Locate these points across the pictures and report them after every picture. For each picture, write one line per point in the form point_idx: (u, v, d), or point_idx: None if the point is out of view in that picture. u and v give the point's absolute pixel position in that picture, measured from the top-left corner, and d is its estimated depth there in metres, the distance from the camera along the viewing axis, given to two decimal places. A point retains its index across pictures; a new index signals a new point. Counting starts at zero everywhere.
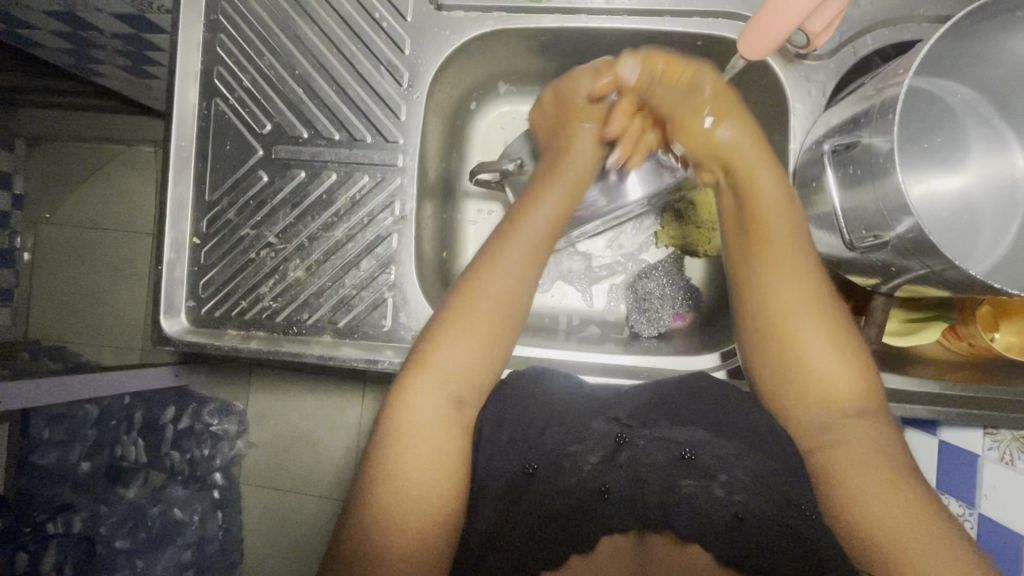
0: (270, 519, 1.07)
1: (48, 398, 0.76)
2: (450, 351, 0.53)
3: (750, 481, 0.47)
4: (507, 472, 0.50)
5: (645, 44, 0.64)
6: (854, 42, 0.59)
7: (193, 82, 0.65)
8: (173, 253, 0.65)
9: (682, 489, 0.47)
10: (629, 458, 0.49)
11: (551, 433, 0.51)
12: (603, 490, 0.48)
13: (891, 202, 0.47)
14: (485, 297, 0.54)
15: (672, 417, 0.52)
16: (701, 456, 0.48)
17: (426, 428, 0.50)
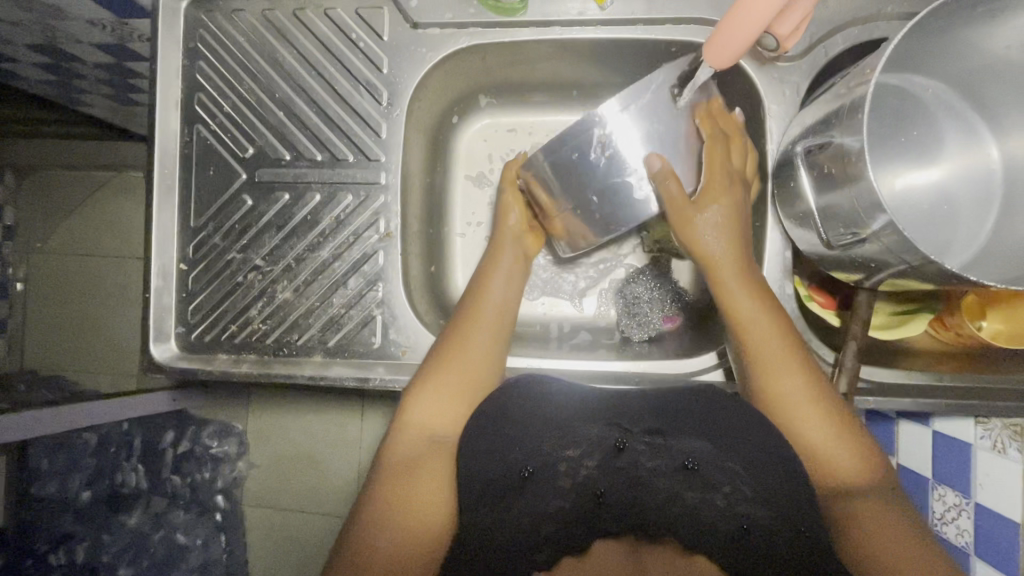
0: (273, 540, 1.05)
1: (41, 428, 0.77)
2: (429, 406, 0.56)
3: (751, 493, 0.48)
4: (502, 478, 0.51)
5: (621, 51, 0.65)
6: (825, 42, 0.59)
7: (174, 109, 0.66)
8: (161, 280, 0.65)
9: (684, 500, 0.50)
10: (629, 462, 0.51)
11: (549, 440, 0.52)
12: (599, 495, 0.52)
13: (864, 200, 0.47)
14: (455, 359, 0.57)
15: (676, 423, 0.51)
16: (703, 467, 0.50)
17: (408, 471, 0.53)
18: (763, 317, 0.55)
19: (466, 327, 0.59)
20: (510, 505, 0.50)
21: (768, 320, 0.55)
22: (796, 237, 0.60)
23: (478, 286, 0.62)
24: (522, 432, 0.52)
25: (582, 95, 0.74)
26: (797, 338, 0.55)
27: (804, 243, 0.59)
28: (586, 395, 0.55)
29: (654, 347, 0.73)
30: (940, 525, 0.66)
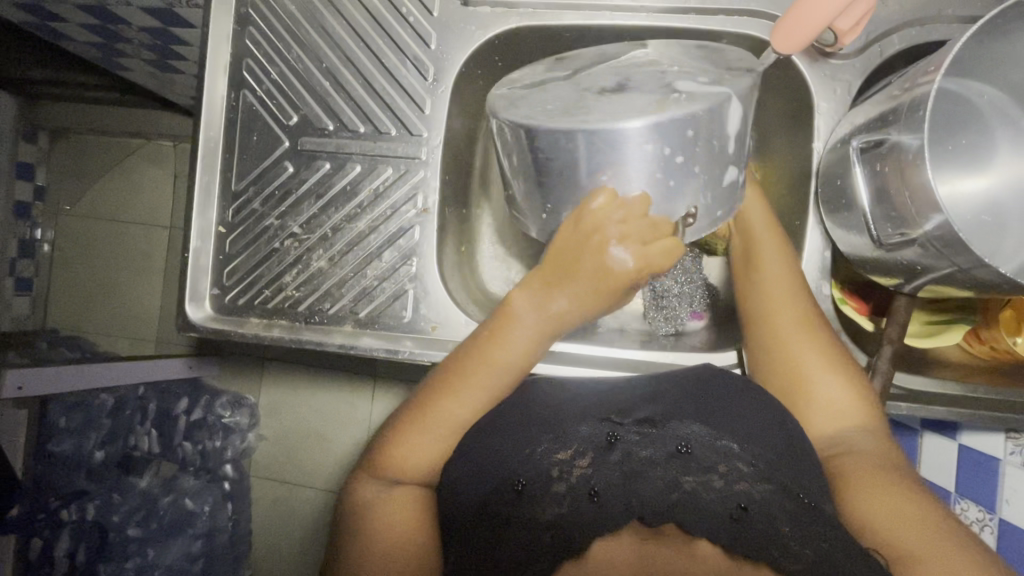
0: (280, 511, 1.07)
1: (62, 385, 0.80)
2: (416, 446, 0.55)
3: (749, 467, 0.48)
4: (494, 488, 0.51)
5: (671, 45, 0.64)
6: (880, 42, 0.58)
7: (223, 73, 0.66)
8: (199, 241, 0.66)
9: (682, 486, 0.47)
10: (621, 456, 0.49)
11: (540, 444, 0.51)
12: (593, 492, 0.47)
13: (917, 201, 0.46)
14: (459, 399, 0.55)
15: (668, 413, 0.52)
16: (696, 450, 0.49)
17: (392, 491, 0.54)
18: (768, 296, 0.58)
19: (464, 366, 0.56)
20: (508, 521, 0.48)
21: (789, 309, 0.56)
22: (837, 237, 0.60)
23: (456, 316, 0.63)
24: (522, 429, 0.53)
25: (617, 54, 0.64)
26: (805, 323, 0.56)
27: (845, 244, 0.59)
28: (585, 397, 0.56)
29: (680, 342, 0.73)
30: None
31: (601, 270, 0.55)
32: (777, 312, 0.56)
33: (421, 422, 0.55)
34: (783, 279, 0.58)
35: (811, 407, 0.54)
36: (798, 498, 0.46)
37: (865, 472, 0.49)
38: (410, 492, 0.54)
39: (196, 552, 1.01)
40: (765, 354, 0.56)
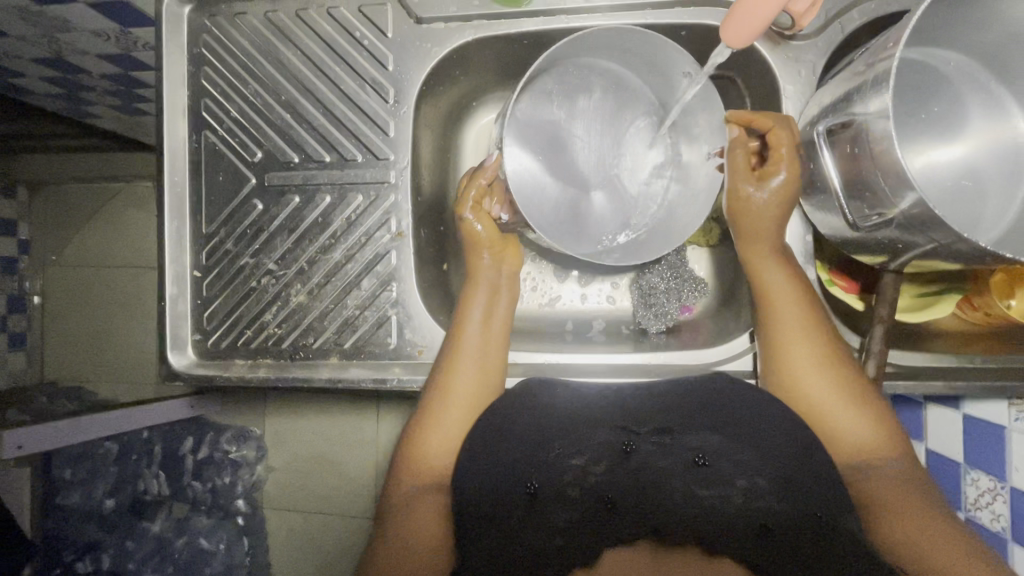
0: (294, 543, 1.05)
1: (62, 440, 0.79)
2: (432, 444, 0.55)
3: (767, 484, 0.47)
4: (507, 494, 0.50)
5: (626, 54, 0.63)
6: (841, 19, 0.57)
7: (182, 116, 0.65)
8: (175, 288, 0.65)
9: (702, 500, 0.48)
10: (639, 463, 0.50)
11: (558, 446, 0.51)
12: (610, 502, 0.50)
13: (889, 179, 0.45)
14: (454, 400, 0.56)
15: (685, 421, 0.51)
16: (716, 462, 0.49)
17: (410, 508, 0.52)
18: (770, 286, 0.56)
19: (453, 368, 0.58)
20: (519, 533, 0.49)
21: (797, 327, 0.54)
22: (817, 220, 0.59)
23: (454, 332, 0.60)
24: (530, 432, 0.53)
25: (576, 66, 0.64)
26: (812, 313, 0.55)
27: (826, 227, 0.58)
28: (592, 400, 0.55)
29: (672, 338, 0.72)
30: (970, 510, 0.66)
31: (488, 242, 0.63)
32: (782, 328, 0.55)
33: (432, 422, 0.56)
34: (790, 295, 0.55)
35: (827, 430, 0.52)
36: (808, 515, 0.46)
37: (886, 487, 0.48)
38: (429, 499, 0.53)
39: None
40: (775, 375, 0.55)
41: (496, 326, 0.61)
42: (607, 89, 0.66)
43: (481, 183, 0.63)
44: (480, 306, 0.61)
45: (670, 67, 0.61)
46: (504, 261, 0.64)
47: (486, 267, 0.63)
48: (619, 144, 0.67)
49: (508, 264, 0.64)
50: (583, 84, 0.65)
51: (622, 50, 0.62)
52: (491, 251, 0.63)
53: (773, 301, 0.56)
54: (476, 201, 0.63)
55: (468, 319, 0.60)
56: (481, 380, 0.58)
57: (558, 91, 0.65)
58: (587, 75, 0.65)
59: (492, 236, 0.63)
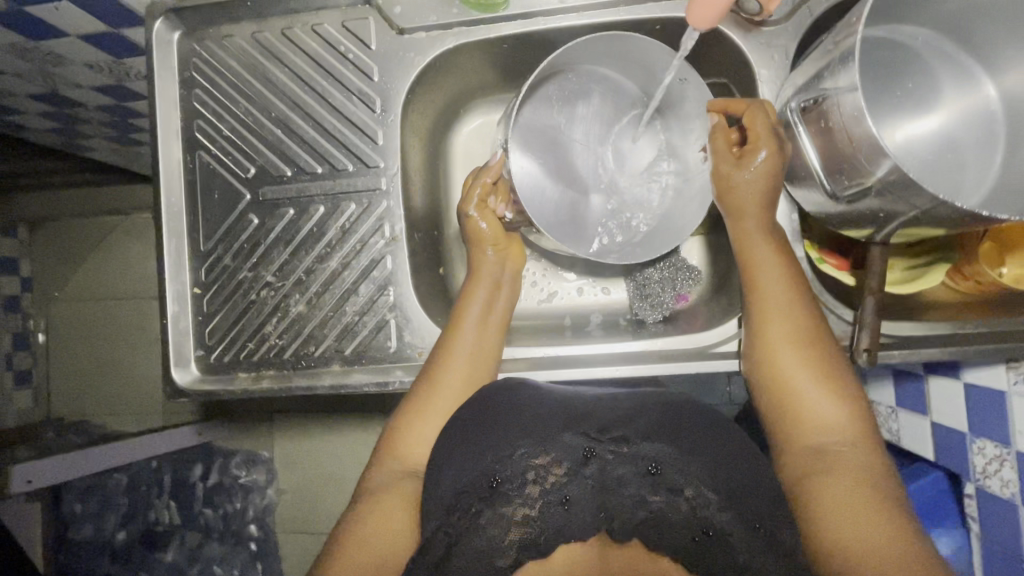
0: (307, 563, 1.06)
1: (68, 474, 0.80)
2: (420, 433, 0.56)
3: (715, 495, 0.47)
4: (471, 479, 0.49)
5: (622, 62, 0.65)
6: (809, 2, 0.59)
7: (176, 139, 0.67)
8: (177, 306, 0.66)
9: (649, 505, 0.49)
10: (596, 470, 0.51)
11: (521, 445, 0.50)
12: (564, 500, 0.50)
13: (864, 149, 0.47)
14: (446, 391, 0.57)
15: (639, 429, 0.51)
16: (666, 471, 0.49)
17: (386, 493, 0.53)
18: (750, 256, 0.57)
19: (447, 361, 0.58)
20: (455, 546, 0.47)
21: (773, 298, 0.55)
22: (801, 198, 0.60)
23: (451, 326, 0.61)
24: (498, 432, 0.51)
25: (578, 77, 0.67)
26: (790, 286, 0.56)
27: (810, 204, 0.59)
28: (572, 402, 0.54)
29: (670, 326, 0.73)
30: (982, 478, 0.66)
31: (491, 239, 0.64)
32: (763, 298, 0.56)
33: (422, 410, 0.57)
34: (772, 266, 0.56)
35: (801, 402, 0.53)
36: (746, 523, 0.45)
37: (843, 468, 0.49)
38: (406, 487, 0.54)
39: None
40: (754, 344, 0.56)
41: (493, 324, 0.62)
42: (605, 93, 0.69)
43: (486, 181, 0.64)
44: (479, 301, 0.62)
45: (649, 64, 0.63)
46: (508, 259, 0.65)
47: (487, 265, 0.64)
48: (615, 146, 0.69)
49: (502, 264, 0.64)
50: (583, 90, 0.68)
51: (621, 57, 0.64)
52: (496, 246, 0.64)
53: (753, 267, 0.57)
54: (482, 198, 0.64)
55: (466, 315, 0.61)
56: (475, 377, 0.58)
57: (558, 97, 0.67)
58: (587, 81, 0.68)
59: (497, 234, 0.64)
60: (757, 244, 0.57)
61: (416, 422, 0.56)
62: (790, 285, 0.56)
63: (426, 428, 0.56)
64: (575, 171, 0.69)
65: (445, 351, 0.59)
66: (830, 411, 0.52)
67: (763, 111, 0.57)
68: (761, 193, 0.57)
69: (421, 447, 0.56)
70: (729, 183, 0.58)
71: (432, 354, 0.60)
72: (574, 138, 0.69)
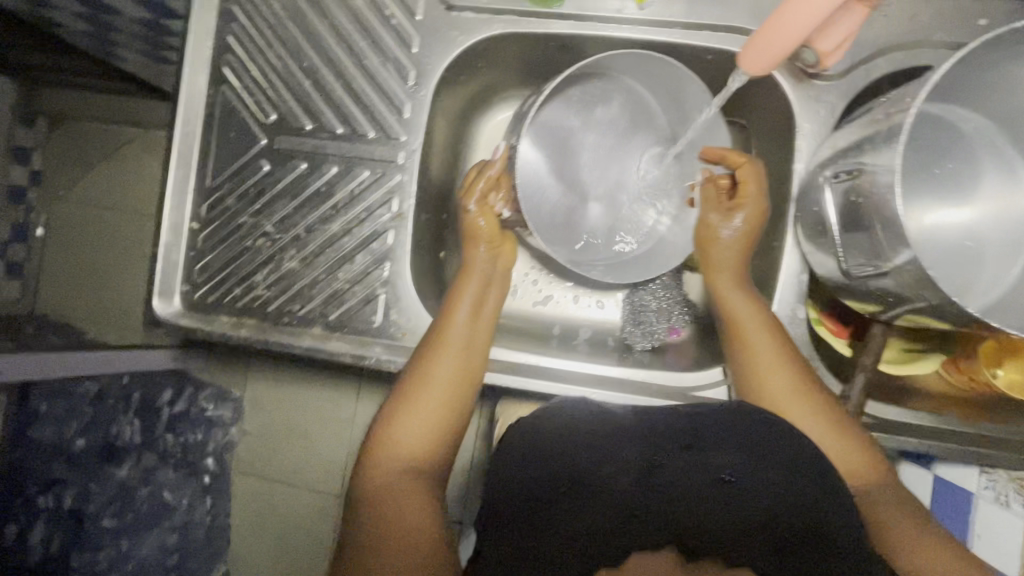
0: (253, 511, 1.06)
1: (43, 373, 0.80)
2: (409, 430, 0.55)
3: (795, 500, 0.46)
4: (542, 482, 0.49)
5: (649, 77, 0.63)
6: (867, 64, 0.57)
7: (202, 68, 0.65)
8: (171, 236, 0.65)
9: (725, 513, 0.45)
10: (665, 479, 0.47)
11: (588, 452, 0.50)
12: (634, 511, 0.46)
13: (887, 233, 0.45)
14: (432, 386, 0.57)
15: (713, 435, 0.49)
16: (741, 479, 0.46)
17: (397, 495, 0.52)
18: (748, 321, 0.57)
19: (435, 356, 0.57)
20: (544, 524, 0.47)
21: (777, 364, 0.55)
22: (814, 261, 0.58)
23: (440, 319, 0.60)
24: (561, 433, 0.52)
25: (604, 80, 0.65)
26: (791, 352, 0.56)
27: (822, 268, 0.58)
28: (621, 416, 0.54)
29: (656, 357, 0.72)
30: None
31: (488, 235, 0.63)
32: (758, 361, 0.56)
33: (407, 407, 0.56)
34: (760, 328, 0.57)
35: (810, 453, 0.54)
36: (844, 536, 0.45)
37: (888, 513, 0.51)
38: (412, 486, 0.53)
39: (171, 546, 1.02)
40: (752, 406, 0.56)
41: (484, 315, 0.61)
42: (626, 102, 0.67)
43: (489, 175, 0.63)
44: (470, 294, 0.61)
45: (677, 84, 0.62)
46: (501, 255, 0.64)
47: (480, 258, 0.63)
48: (625, 158, 0.68)
49: (499, 257, 0.64)
50: (603, 94, 0.66)
51: (648, 73, 0.62)
52: (488, 243, 0.63)
53: (745, 331, 0.57)
54: (483, 194, 0.64)
55: (457, 307, 0.60)
56: (461, 368, 0.58)
57: (575, 97, 0.66)
58: (609, 86, 0.65)
59: (492, 232, 0.63)
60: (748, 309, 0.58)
61: (402, 420, 0.56)
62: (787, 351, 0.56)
63: (409, 423, 0.56)
64: (580, 175, 0.68)
65: (436, 344, 0.58)
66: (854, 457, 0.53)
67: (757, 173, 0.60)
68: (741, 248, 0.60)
69: (408, 445, 0.55)
70: (711, 237, 0.62)
71: (419, 347, 0.59)
72: (583, 143, 0.68)
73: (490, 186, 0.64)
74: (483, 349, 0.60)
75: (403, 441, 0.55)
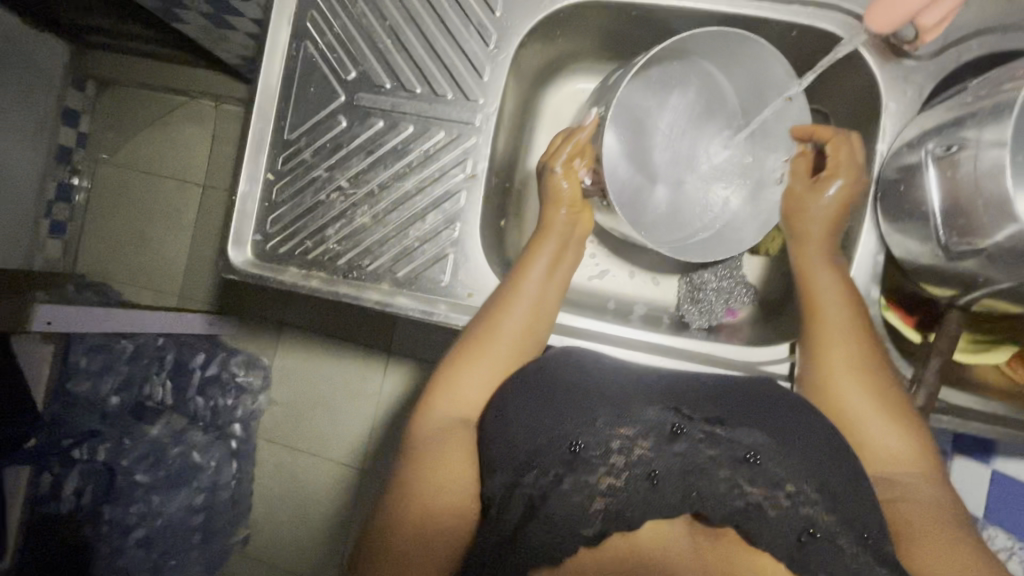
0: (279, 476, 1.08)
1: (78, 325, 0.82)
2: (468, 376, 0.55)
3: (815, 494, 0.44)
4: (546, 443, 0.47)
5: (727, 62, 0.63)
6: (959, 46, 0.57)
7: (286, 22, 0.67)
8: (247, 186, 0.66)
9: (746, 497, 0.45)
10: (685, 450, 0.47)
11: (601, 416, 0.48)
12: (652, 475, 0.45)
13: (990, 209, 0.45)
14: (499, 339, 0.57)
15: (736, 417, 0.50)
16: (767, 463, 0.46)
17: (438, 437, 0.52)
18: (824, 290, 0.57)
19: (504, 311, 0.58)
20: (544, 501, 0.44)
21: (847, 337, 0.55)
22: (892, 242, 0.58)
23: (513, 277, 0.60)
24: (571, 396, 0.50)
25: (684, 63, 0.65)
26: (864, 329, 0.55)
27: (899, 249, 0.57)
28: (643, 382, 0.54)
29: (713, 335, 0.72)
30: None
31: (567, 198, 0.63)
32: (829, 330, 0.56)
33: (471, 354, 0.56)
34: (837, 301, 0.56)
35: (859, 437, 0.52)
36: (858, 538, 0.43)
37: (924, 503, 0.48)
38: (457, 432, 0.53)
39: (198, 506, 1.02)
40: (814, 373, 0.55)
41: (555, 283, 0.61)
42: (704, 85, 0.67)
43: (578, 141, 0.63)
44: (545, 258, 0.61)
45: (756, 67, 0.62)
46: (579, 222, 0.64)
47: (558, 224, 0.63)
48: (696, 144, 0.69)
49: (574, 228, 0.64)
50: (684, 75, 0.66)
51: (730, 58, 0.63)
52: (569, 207, 0.63)
53: (820, 299, 0.57)
54: (569, 158, 0.63)
55: (530, 268, 0.60)
56: (529, 330, 0.58)
57: (659, 76, 0.65)
58: (688, 70, 0.66)
59: (575, 196, 0.63)
60: (828, 281, 0.57)
61: (464, 365, 0.56)
62: (861, 327, 0.55)
63: (472, 371, 0.56)
64: (655, 161, 0.69)
65: (506, 300, 0.58)
66: (903, 445, 0.51)
67: (852, 148, 0.59)
68: (831, 222, 0.59)
69: (466, 395, 0.55)
70: (802, 208, 0.61)
71: (490, 299, 0.60)
72: (659, 128, 0.69)
73: (579, 151, 0.64)
74: (549, 317, 0.60)
75: (455, 390, 0.55)
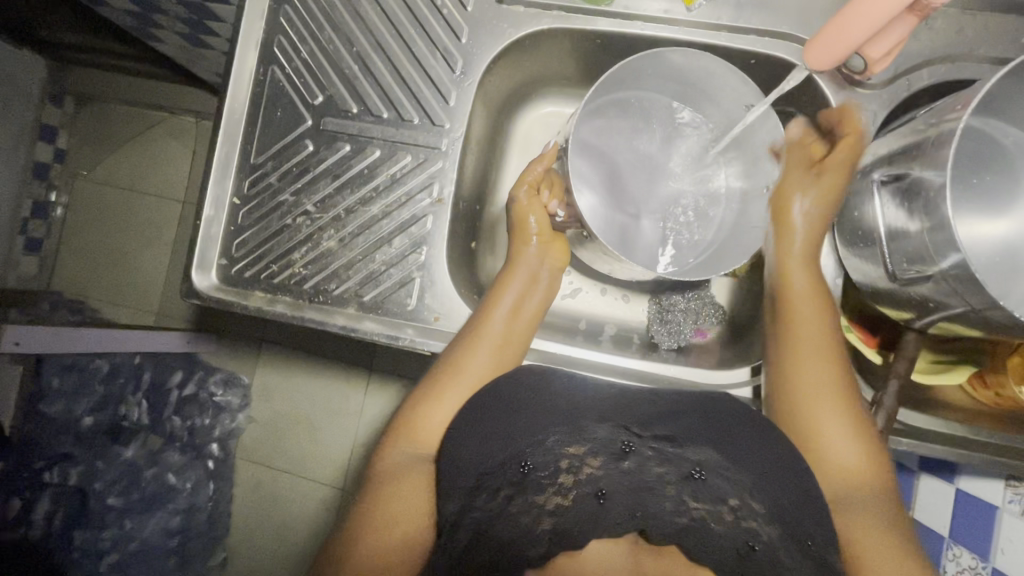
0: (256, 498, 1.06)
1: (52, 347, 0.81)
2: (437, 410, 0.55)
3: (761, 507, 0.45)
4: (496, 466, 0.48)
5: (676, 84, 0.65)
6: (909, 75, 0.59)
7: (254, 47, 0.67)
8: (213, 210, 0.66)
9: (691, 512, 0.45)
10: (634, 466, 0.47)
11: (553, 434, 0.48)
12: (599, 492, 0.45)
13: (935, 237, 0.46)
14: (468, 371, 0.57)
15: (689, 432, 0.50)
16: (712, 477, 0.46)
17: (403, 473, 0.52)
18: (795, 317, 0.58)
19: (475, 345, 0.58)
20: (492, 524, 0.45)
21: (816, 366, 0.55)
22: (850, 266, 0.59)
23: (483, 308, 0.61)
24: (528, 416, 0.50)
25: (629, 90, 0.66)
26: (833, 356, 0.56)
27: (858, 273, 0.58)
28: (601, 396, 0.53)
29: (682, 357, 0.72)
30: None
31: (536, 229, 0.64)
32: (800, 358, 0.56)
33: (441, 385, 0.56)
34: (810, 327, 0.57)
35: (826, 475, 0.52)
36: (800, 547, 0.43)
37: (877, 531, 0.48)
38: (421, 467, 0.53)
39: (174, 528, 0.99)
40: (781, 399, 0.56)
41: (524, 314, 0.62)
42: (654, 114, 0.68)
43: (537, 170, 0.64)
44: (514, 291, 0.62)
45: (707, 86, 0.63)
46: (548, 253, 0.65)
47: (528, 257, 0.64)
48: (660, 171, 0.69)
49: (545, 260, 0.64)
50: (632, 107, 0.68)
51: (677, 80, 0.64)
52: (537, 242, 0.64)
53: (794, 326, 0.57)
54: (533, 188, 0.64)
55: (500, 301, 0.61)
56: (497, 363, 0.58)
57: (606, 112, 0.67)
58: (636, 99, 0.67)
59: (543, 227, 0.64)
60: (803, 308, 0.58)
61: (434, 399, 0.56)
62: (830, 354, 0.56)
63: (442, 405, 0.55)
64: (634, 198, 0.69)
65: (475, 333, 0.58)
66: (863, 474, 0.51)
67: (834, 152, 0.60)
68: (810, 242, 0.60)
69: (430, 428, 0.55)
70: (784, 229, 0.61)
71: (463, 331, 0.60)
72: (626, 166, 0.69)
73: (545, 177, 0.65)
74: (519, 349, 0.60)
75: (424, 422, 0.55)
